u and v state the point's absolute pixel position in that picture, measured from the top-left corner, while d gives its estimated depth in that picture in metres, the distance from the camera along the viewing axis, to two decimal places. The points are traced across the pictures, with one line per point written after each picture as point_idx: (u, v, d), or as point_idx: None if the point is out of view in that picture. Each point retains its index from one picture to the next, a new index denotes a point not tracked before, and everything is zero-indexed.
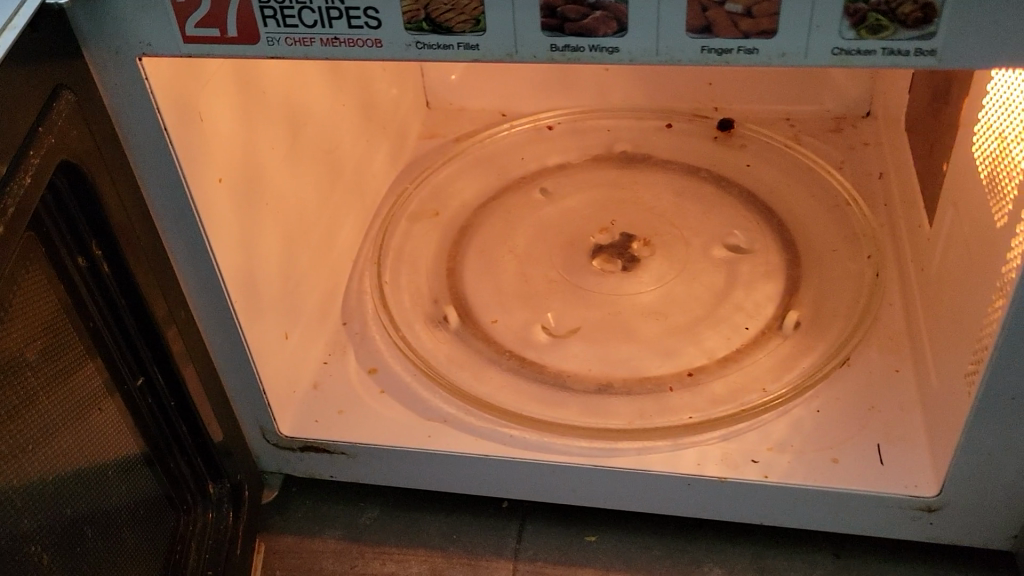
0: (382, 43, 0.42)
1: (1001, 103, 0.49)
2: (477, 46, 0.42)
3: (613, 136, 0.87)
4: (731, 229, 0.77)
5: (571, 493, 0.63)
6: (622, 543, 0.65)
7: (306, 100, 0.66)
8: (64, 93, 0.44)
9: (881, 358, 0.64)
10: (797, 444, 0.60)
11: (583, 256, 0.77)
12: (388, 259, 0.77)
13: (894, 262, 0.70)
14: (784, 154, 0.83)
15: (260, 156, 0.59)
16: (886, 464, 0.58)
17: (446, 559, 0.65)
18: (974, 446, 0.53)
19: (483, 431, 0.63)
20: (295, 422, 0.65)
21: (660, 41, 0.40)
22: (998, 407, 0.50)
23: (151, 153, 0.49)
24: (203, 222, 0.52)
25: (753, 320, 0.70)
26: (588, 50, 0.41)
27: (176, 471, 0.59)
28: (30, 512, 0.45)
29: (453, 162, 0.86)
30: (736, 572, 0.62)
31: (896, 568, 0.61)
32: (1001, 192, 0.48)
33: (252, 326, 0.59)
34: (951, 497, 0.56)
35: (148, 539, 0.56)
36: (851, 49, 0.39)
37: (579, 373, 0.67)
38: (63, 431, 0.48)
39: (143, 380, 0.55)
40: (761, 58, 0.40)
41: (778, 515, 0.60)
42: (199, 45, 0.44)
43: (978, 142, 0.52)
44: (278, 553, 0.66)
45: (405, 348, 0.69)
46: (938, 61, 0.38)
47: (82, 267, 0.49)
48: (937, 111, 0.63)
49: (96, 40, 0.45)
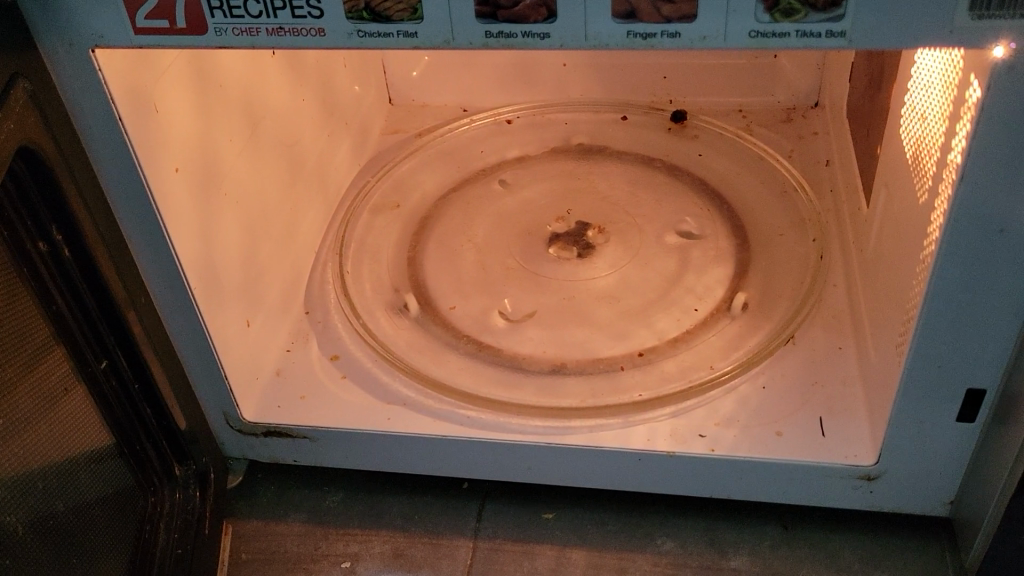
0: (325, 32, 0.44)
1: (921, 85, 0.52)
2: (416, 34, 0.44)
3: (570, 129, 0.90)
4: (684, 216, 0.80)
5: (528, 471, 0.65)
6: (578, 519, 0.67)
7: (265, 95, 0.68)
8: (20, 81, 0.46)
9: (824, 336, 0.67)
10: (743, 419, 0.62)
11: (540, 244, 0.79)
12: (350, 250, 0.79)
13: (837, 244, 0.73)
14: (736, 144, 0.85)
15: (217, 148, 0.61)
16: (827, 436, 0.60)
17: (407, 539, 0.67)
18: (907, 415, 0.55)
19: (441, 412, 0.65)
20: (258, 408, 0.66)
21: (588, 27, 0.42)
22: (925, 376, 0.53)
23: (107, 142, 0.51)
24: (160, 209, 0.54)
25: (703, 302, 0.72)
26: (520, 37, 0.43)
27: (143, 453, 0.61)
28: (6, 486, 0.47)
29: (414, 156, 0.88)
30: (687, 544, 0.64)
31: (840, 537, 0.64)
32: (923, 169, 0.51)
33: (212, 313, 0.61)
34: (888, 466, 0.58)
35: (119, 519, 0.58)
36: (766, 32, 0.41)
37: (535, 356, 0.69)
38: (35, 412, 0.50)
39: (107, 363, 0.56)
40: (683, 41, 0.42)
41: (726, 487, 0.63)
42: (150, 36, 0.46)
43: (904, 124, 0.55)
44: (244, 536, 0.68)
45: (366, 335, 0.71)
46: (848, 42, 0.41)
47: (44, 252, 0.51)
48: (873, 97, 0.66)
49: (48, 32, 0.47)
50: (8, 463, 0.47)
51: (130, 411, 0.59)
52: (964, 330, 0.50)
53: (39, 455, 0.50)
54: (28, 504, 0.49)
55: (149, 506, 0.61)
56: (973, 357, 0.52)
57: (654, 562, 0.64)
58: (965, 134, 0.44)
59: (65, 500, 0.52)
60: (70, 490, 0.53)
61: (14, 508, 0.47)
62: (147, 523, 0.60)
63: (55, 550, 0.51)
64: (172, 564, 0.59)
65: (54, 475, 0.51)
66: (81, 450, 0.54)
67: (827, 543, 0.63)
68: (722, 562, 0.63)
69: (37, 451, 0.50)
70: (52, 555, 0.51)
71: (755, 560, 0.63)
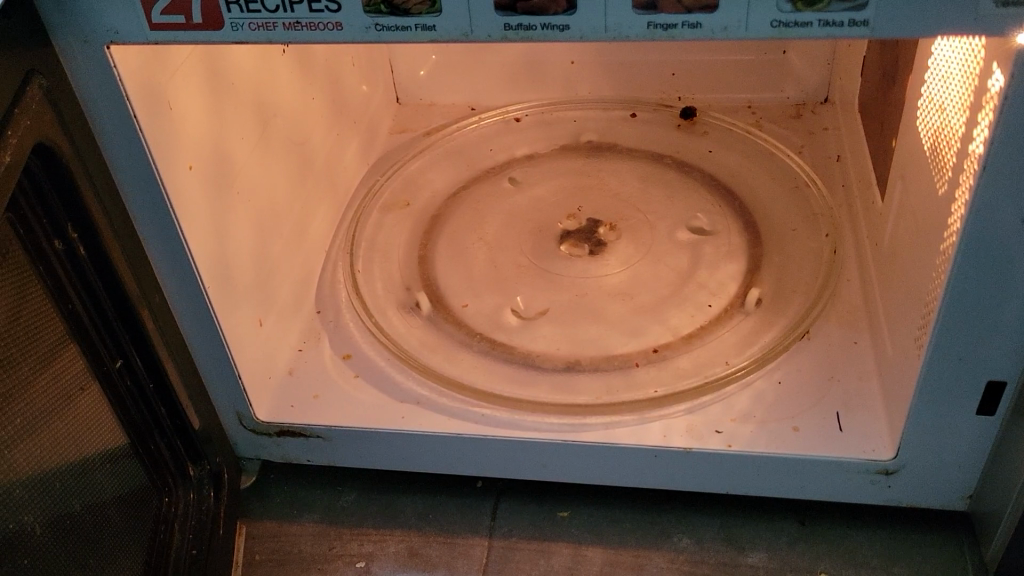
0: (342, 26, 0.44)
1: (938, 77, 0.51)
2: (434, 27, 0.43)
3: (579, 127, 0.89)
4: (695, 212, 0.79)
5: (543, 468, 0.64)
6: (594, 517, 0.66)
7: (275, 93, 0.68)
8: (36, 77, 0.46)
9: (839, 331, 0.67)
10: (759, 415, 0.62)
11: (551, 242, 0.78)
12: (360, 249, 0.78)
13: (850, 239, 0.72)
14: (746, 140, 0.85)
15: (228, 145, 0.60)
16: (844, 431, 0.60)
17: (422, 538, 0.66)
18: (925, 409, 0.55)
19: (455, 410, 0.65)
20: (271, 407, 0.66)
21: (608, 18, 0.42)
22: (945, 369, 0.52)
23: (121, 140, 0.51)
24: (173, 207, 0.54)
25: (716, 297, 0.72)
26: (540, 29, 0.43)
27: (157, 453, 0.60)
28: (23, 485, 0.47)
29: (423, 155, 0.87)
30: (704, 541, 0.64)
31: (858, 533, 0.63)
32: (942, 161, 0.50)
33: (226, 311, 0.60)
34: (907, 460, 0.58)
35: (135, 519, 0.57)
36: (789, 21, 0.41)
37: (548, 353, 0.69)
38: (50, 411, 0.50)
39: (121, 361, 0.56)
40: (704, 32, 0.42)
41: (743, 483, 0.62)
42: (166, 31, 0.45)
43: (920, 116, 0.55)
44: (258, 537, 0.68)
45: (378, 333, 0.71)
46: (871, 31, 0.40)
47: (59, 250, 0.50)
48: (886, 91, 0.66)
49: (63, 28, 0.46)
50: (26, 461, 0.47)
51: (144, 410, 0.58)
52: (984, 322, 0.50)
53: (55, 454, 0.50)
54: (45, 504, 0.48)
55: (163, 506, 0.61)
56: (993, 350, 0.51)
57: (671, 559, 0.63)
58: (988, 124, 0.43)
59: (81, 501, 0.52)
60: (85, 489, 0.52)
61: (32, 507, 0.47)
62: (162, 523, 0.60)
63: (70, 550, 0.51)
64: (187, 565, 0.59)
65: (70, 475, 0.51)
66: (96, 448, 0.54)
67: (845, 539, 0.63)
68: (739, 559, 0.63)
69: (53, 451, 0.50)
70: (67, 556, 0.50)
71: (773, 556, 0.63)
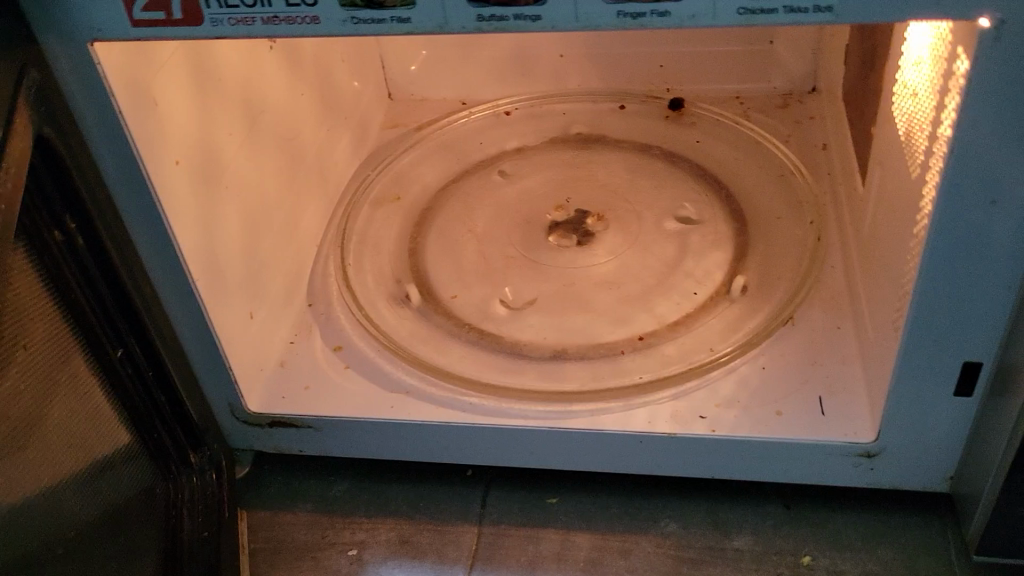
0: (319, 20, 0.45)
1: (911, 62, 0.52)
2: (409, 19, 0.44)
3: (568, 119, 0.90)
4: (682, 202, 0.80)
5: (530, 455, 0.65)
6: (582, 503, 0.67)
7: (263, 89, 0.69)
8: (29, 71, 0.47)
9: (823, 317, 0.67)
10: (743, 400, 0.63)
11: (539, 233, 0.79)
12: (351, 243, 0.79)
13: (834, 226, 0.73)
14: (733, 130, 0.86)
15: (215, 142, 0.61)
16: (826, 414, 0.61)
17: (413, 526, 0.67)
18: (904, 391, 0.56)
19: (444, 400, 0.66)
20: (263, 398, 0.67)
21: (578, 8, 0.43)
22: (922, 350, 0.53)
23: (107, 136, 0.52)
24: (161, 201, 0.55)
25: (702, 285, 0.72)
26: (512, 19, 0.43)
27: (159, 440, 0.61)
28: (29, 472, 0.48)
29: (414, 150, 0.88)
30: (690, 525, 0.65)
31: (842, 516, 0.64)
32: (914, 145, 0.51)
33: (215, 303, 0.61)
34: (888, 443, 0.59)
35: (144, 503, 0.59)
36: (754, 9, 0.41)
37: (534, 342, 0.70)
38: (56, 397, 0.51)
39: (122, 351, 0.57)
40: (673, 20, 0.42)
41: (727, 468, 0.63)
42: (148, 28, 0.46)
43: (895, 102, 0.55)
44: (254, 526, 0.69)
45: (369, 325, 0.71)
46: (835, 17, 0.41)
47: (60, 241, 0.51)
48: (866, 77, 0.66)
49: (47, 28, 0.48)
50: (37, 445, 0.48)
51: (145, 398, 0.59)
52: (957, 305, 0.51)
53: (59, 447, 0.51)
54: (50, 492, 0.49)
55: (169, 492, 0.62)
56: (969, 331, 0.52)
57: (657, 544, 0.64)
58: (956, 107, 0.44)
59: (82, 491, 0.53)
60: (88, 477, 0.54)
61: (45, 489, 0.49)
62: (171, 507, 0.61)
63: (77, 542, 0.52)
64: (199, 547, 0.60)
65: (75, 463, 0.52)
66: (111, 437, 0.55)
67: (829, 522, 0.64)
68: (725, 543, 0.64)
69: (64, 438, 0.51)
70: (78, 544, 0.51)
71: (758, 540, 0.63)
